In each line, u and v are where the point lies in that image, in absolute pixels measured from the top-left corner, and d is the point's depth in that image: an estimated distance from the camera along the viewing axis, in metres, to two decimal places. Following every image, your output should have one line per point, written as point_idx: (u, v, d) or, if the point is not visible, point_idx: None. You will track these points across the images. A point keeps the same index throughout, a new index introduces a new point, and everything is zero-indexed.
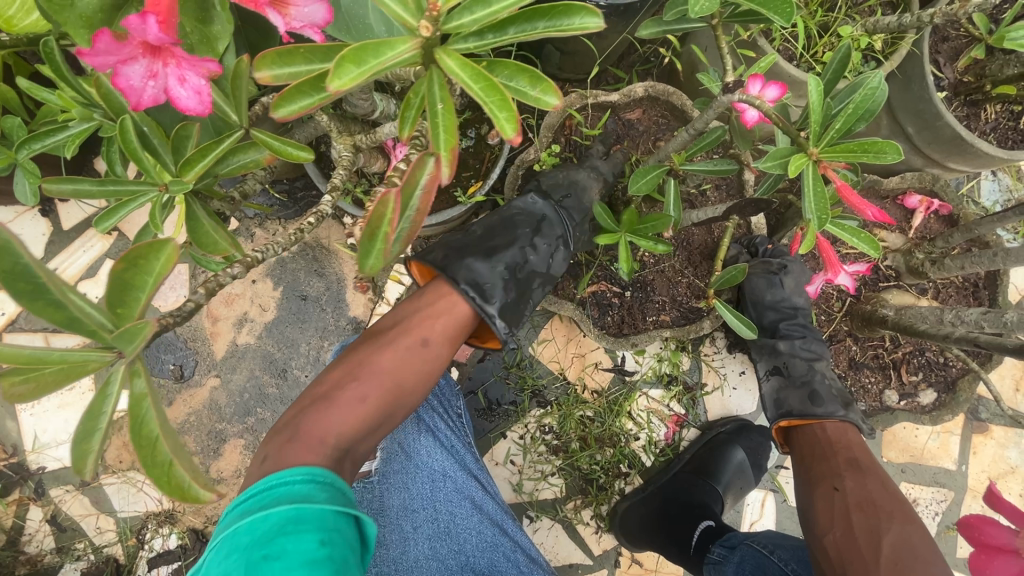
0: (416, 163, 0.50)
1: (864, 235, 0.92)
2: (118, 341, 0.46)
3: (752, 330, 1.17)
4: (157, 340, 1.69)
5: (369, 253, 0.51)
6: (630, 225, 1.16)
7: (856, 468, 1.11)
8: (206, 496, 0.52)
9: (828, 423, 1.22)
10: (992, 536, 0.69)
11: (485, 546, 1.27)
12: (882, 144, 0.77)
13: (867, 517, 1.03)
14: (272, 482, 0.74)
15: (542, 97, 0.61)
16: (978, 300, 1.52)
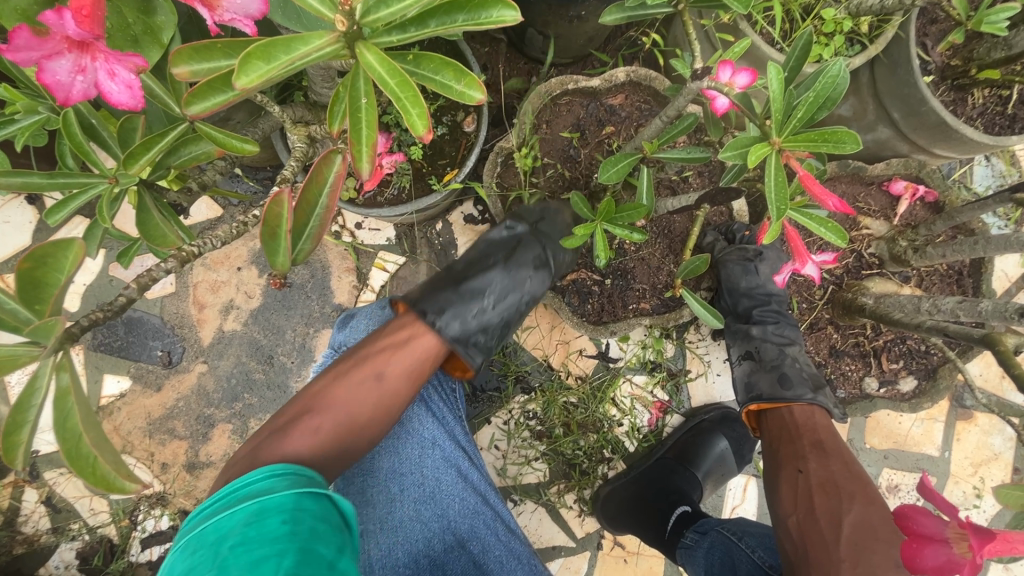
0: (324, 161, 0.68)
1: (830, 225, 0.91)
2: (34, 333, 0.55)
3: (716, 319, 1.17)
4: (145, 327, 1.72)
5: (276, 250, 0.67)
6: (606, 213, 1.15)
7: (820, 450, 1.12)
8: (126, 487, 0.61)
9: (797, 406, 1.23)
10: (924, 526, 0.70)
11: (467, 512, 1.26)
12: (842, 134, 0.76)
13: (828, 499, 1.04)
14: (234, 487, 0.70)
15: (465, 92, 0.60)
16: (961, 288, 1.51)
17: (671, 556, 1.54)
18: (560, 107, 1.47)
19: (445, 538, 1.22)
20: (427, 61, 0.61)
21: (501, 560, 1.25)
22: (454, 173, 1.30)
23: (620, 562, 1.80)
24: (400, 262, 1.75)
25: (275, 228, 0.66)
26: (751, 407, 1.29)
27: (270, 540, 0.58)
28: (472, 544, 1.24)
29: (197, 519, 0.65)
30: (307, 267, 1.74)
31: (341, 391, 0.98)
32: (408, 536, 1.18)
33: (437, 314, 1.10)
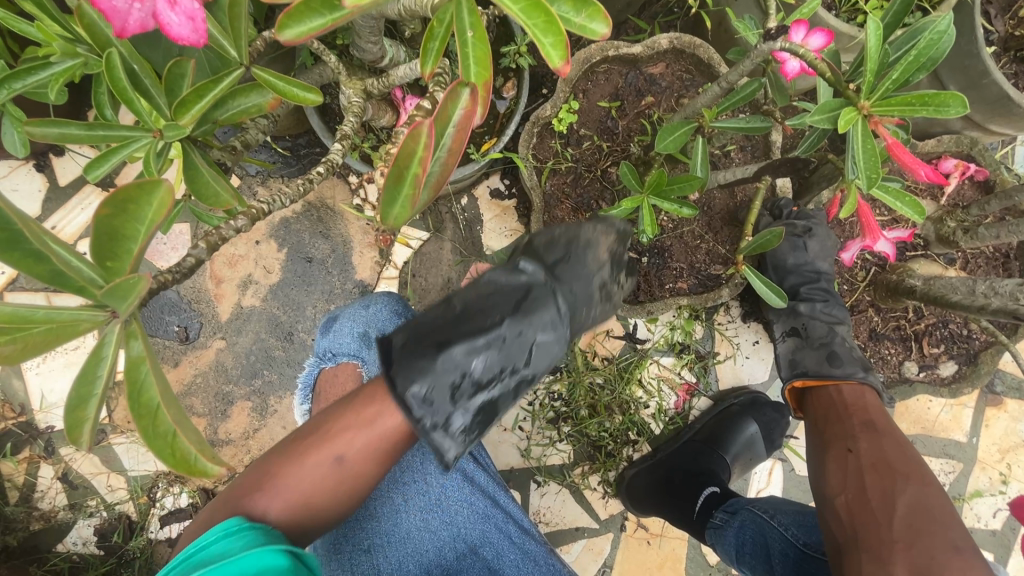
0: (448, 95, 0.48)
1: (908, 199, 0.86)
2: (110, 299, 0.43)
3: (781, 298, 1.10)
4: (161, 301, 1.66)
5: (393, 200, 0.48)
6: (655, 186, 1.08)
7: (871, 430, 1.10)
8: (214, 471, 0.50)
9: (845, 385, 1.20)
10: None
11: (476, 517, 1.23)
12: (945, 96, 0.70)
13: (880, 479, 1.01)
14: (187, 549, 0.67)
15: (588, 25, 0.56)
16: (1007, 271, 1.47)
17: (699, 536, 1.53)
18: (597, 76, 1.40)
19: (456, 545, 1.19)
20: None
21: (516, 565, 1.22)
22: (492, 142, 1.23)
23: (643, 544, 1.79)
24: (423, 238, 1.69)
25: (398, 171, 0.46)
26: (795, 383, 1.29)
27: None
28: (483, 550, 1.21)
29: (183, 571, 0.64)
30: (328, 242, 1.68)
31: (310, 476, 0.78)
32: (418, 547, 1.16)
33: None
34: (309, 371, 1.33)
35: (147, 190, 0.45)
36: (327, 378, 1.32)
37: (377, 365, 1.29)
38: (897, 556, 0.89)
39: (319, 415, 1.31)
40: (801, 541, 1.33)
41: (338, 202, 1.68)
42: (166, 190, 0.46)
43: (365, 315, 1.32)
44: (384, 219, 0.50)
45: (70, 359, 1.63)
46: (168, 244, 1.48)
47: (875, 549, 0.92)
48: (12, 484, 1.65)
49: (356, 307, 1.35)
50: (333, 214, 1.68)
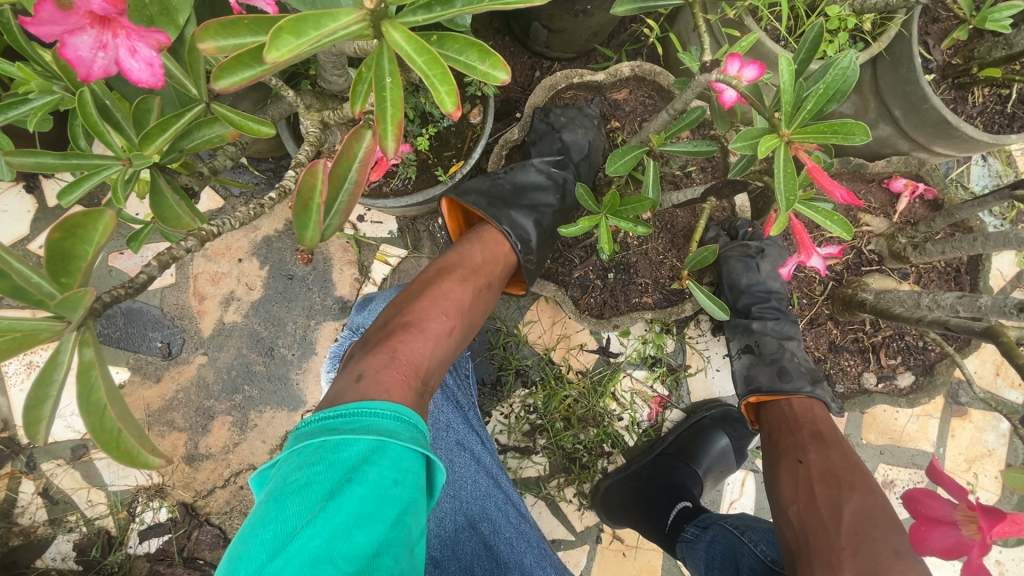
0: (352, 137, 0.61)
1: (836, 219, 0.92)
2: (62, 310, 0.52)
3: (724, 311, 1.14)
4: (144, 318, 1.71)
5: (306, 224, 0.61)
6: (611, 207, 1.14)
7: (820, 441, 1.08)
8: (155, 462, 0.61)
9: (796, 399, 1.20)
10: (933, 509, 0.76)
11: (479, 494, 1.26)
12: (852, 125, 0.77)
13: (828, 489, 1.00)
14: (364, 408, 0.79)
15: (491, 72, 0.62)
16: (959, 285, 1.54)
17: (669, 550, 1.51)
18: (564, 101, 1.48)
19: (457, 518, 1.19)
20: (454, 40, 0.63)
21: (511, 543, 1.24)
22: (461, 165, 1.25)
23: (619, 555, 1.81)
24: (401, 256, 1.75)
25: (302, 205, 0.60)
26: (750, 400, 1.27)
27: (381, 500, 0.72)
28: (482, 526, 1.21)
29: (324, 429, 0.75)
30: (309, 259, 1.74)
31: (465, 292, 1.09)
32: None
33: (511, 222, 1.23)
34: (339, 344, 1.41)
35: (93, 218, 0.55)
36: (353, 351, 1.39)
37: None
38: (845, 561, 0.90)
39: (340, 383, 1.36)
40: (769, 557, 1.27)
41: None
42: (111, 216, 0.56)
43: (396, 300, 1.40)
44: (304, 240, 0.62)
45: None
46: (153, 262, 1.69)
47: (822, 555, 0.92)
48: None
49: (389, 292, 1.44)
50: None
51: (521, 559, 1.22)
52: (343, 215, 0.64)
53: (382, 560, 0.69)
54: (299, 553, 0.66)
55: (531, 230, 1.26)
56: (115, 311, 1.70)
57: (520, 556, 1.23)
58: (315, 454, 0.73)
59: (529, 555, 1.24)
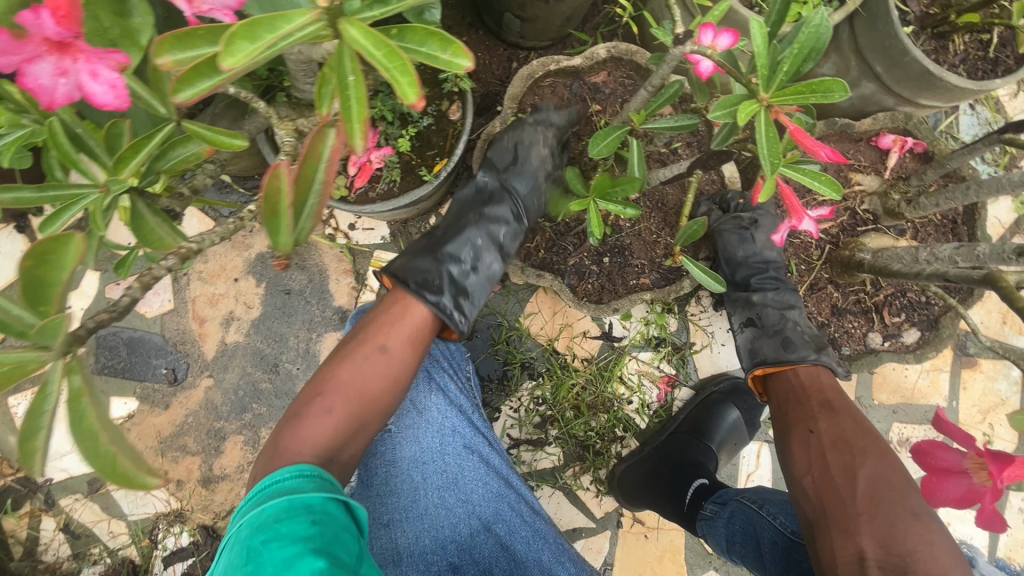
0: (315, 136, 0.63)
1: (824, 179, 0.91)
2: (43, 336, 0.57)
3: (718, 286, 1.14)
4: (146, 346, 1.71)
5: (278, 227, 0.64)
6: (599, 190, 1.12)
7: (830, 409, 1.07)
8: (149, 480, 0.65)
9: (801, 367, 1.18)
10: (942, 460, 0.75)
11: (490, 496, 1.29)
12: (830, 82, 0.76)
13: (841, 455, 1.00)
14: (267, 484, 0.87)
15: (453, 60, 0.62)
16: (956, 236, 1.53)
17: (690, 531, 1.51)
18: (543, 89, 1.47)
19: (471, 522, 1.24)
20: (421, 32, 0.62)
21: (527, 542, 1.26)
22: (444, 163, 1.24)
23: (641, 538, 1.82)
24: None
25: (270, 216, 0.63)
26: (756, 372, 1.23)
27: (302, 537, 0.74)
28: (497, 527, 1.26)
29: (234, 517, 0.83)
30: (304, 273, 1.74)
31: (354, 374, 1.09)
32: (435, 522, 1.21)
33: (416, 275, 1.23)
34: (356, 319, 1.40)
35: (62, 244, 0.59)
36: None
37: None
38: (864, 527, 0.90)
39: None
40: (789, 529, 1.28)
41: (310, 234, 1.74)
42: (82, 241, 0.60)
43: None
44: (278, 245, 0.66)
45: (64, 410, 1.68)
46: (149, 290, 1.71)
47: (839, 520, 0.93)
48: (15, 540, 1.68)
49: None
50: (306, 245, 1.74)
51: (539, 557, 1.25)
52: (315, 218, 0.66)
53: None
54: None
55: (440, 277, 1.24)
56: (117, 342, 1.70)
57: (538, 553, 1.26)
58: (236, 534, 0.79)
59: (546, 552, 1.26)
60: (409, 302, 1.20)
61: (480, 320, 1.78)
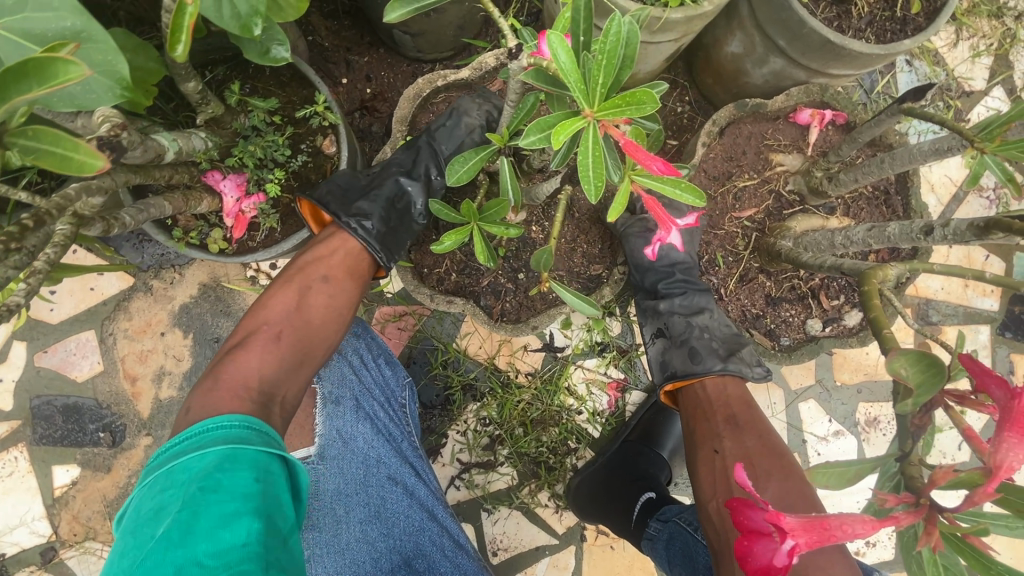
0: None
1: (684, 186, 0.82)
2: None
3: (593, 309, 1.07)
4: (80, 411, 1.69)
5: None
6: (473, 215, 1.06)
7: (734, 428, 1.08)
8: None
9: (708, 380, 1.19)
10: (752, 519, 0.57)
11: (412, 530, 1.29)
12: (644, 93, 0.68)
13: (742, 478, 0.99)
14: (210, 426, 0.84)
15: (85, 163, 0.60)
16: (891, 208, 1.44)
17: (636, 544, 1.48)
18: (436, 105, 1.40)
19: (392, 557, 1.23)
20: (47, 132, 0.59)
21: None
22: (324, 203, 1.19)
23: (607, 549, 1.77)
24: None
25: None
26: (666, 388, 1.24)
27: (244, 494, 0.73)
28: (416, 562, 1.26)
29: (170, 456, 0.79)
30: (230, 319, 1.70)
31: (298, 299, 1.08)
32: (356, 558, 1.18)
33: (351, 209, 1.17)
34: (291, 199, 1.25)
35: None
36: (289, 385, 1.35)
37: (333, 381, 1.37)
38: None
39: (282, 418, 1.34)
40: None
41: (232, 279, 1.70)
42: None
43: None
44: None
45: (6, 485, 1.67)
46: (77, 354, 1.69)
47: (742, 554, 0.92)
48: None
49: None
50: (229, 290, 1.70)
51: None
52: None
53: (253, 548, 0.68)
54: (163, 566, 0.64)
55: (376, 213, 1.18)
56: (52, 411, 1.68)
57: None
58: (171, 473, 0.76)
59: None
60: (343, 235, 1.17)
61: (416, 346, 1.73)
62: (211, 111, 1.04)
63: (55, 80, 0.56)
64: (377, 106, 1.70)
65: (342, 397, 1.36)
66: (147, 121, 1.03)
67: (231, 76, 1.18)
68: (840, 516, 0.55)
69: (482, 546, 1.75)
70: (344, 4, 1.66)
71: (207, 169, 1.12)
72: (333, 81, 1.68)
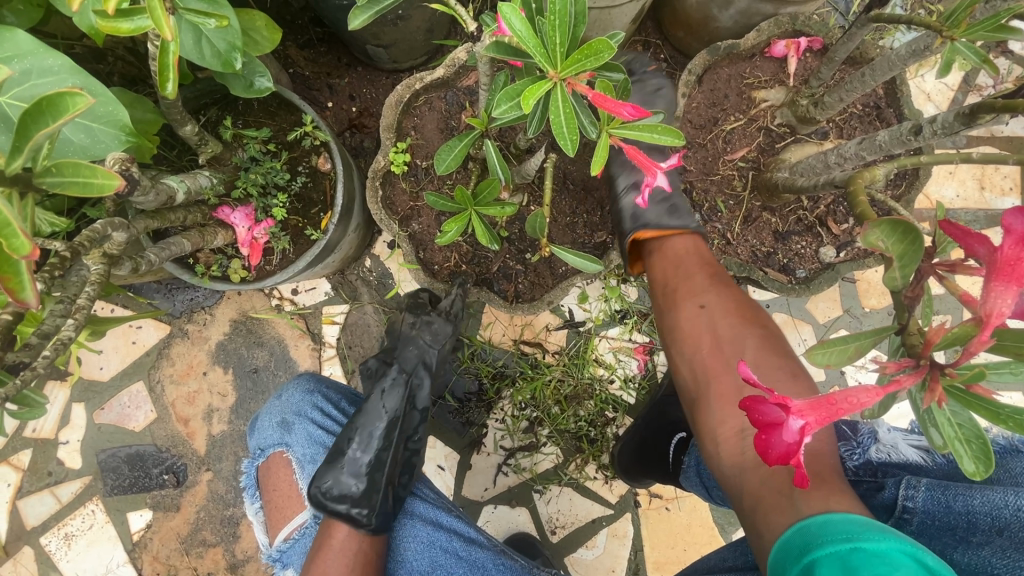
0: None
1: (661, 129, 0.85)
2: None
3: (596, 263, 1.11)
4: (142, 458, 1.79)
5: None
6: (467, 200, 1.11)
7: (714, 283, 1.20)
8: None
9: (678, 240, 1.29)
10: (765, 414, 0.59)
11: (423, 547, 1.43)
12: (598, 43, 0.70)
13: (729, 323, 1.13)
14: None
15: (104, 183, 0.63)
16: (884, 121, 1.42)
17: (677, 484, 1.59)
18: (419, 108, 1.42)
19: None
20: (66, 165, 0.63)
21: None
22: (328, 217, 1.25)
23: (662, 511, 1.78)
24: (345, 310, 1.77)
25: None
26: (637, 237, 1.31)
27: None
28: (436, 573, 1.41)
29: None
30: (264, 348, 1.78)
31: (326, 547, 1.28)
32: None
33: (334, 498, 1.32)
34: (248, 470, 1.53)
35: None
36: (265, 470, 1.53)
37: (301, 444, 1.49)
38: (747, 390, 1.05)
39: (272, 505, 1.51)
40: None
41: (259, 310, 1.78)
42: None
43: (279, 405, 1.53)
44: None
45: (89, 537, 1.78)
46: (131, 406, 1.79)
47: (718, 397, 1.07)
48: None
49: (271, 401, 1.55)
50: (259, 322, 1.78)
51: None
52: None
53: None
54: None
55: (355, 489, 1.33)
56: (118, 462, 1.78)
57: None
58: None
59: None
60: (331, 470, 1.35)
61: None
62: (212, 149, 1.10)
63: (68, 113, 0.59)
64: (366, 122, 1.76)
65: (316, 455, 1.49)
66: (155, 169, 1.11)
67: (223, 115, 1.25)
68: (842, 390, 0.59)
69: (539, 527, 1.79)
70: (317, 31, 1.72)
71: (217, 205, 1.18)
72: (319, 106, 1.75)
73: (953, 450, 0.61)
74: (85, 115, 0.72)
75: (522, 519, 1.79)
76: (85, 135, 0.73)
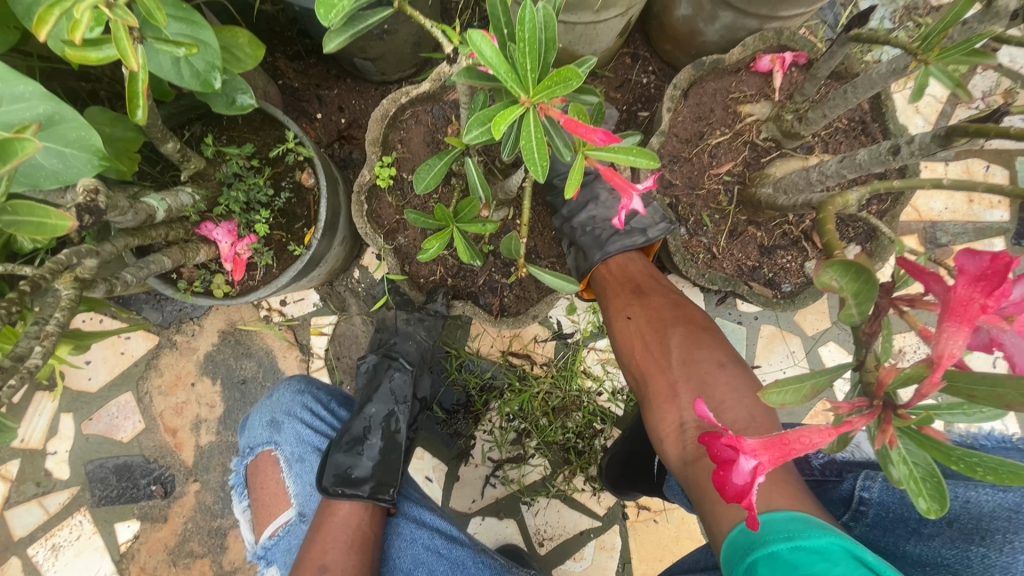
0: None
1: (636, 151, 0.85)
2: None
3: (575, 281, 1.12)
4: (130, 468, 1.79)
5: None
6: (448, 217, 1.11)
7: (640, 294, 1.33)
8: None
9: (609, 261, 1.41)
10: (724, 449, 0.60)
11: (406, 545, 1.46)
12: (567, 71, 0.71)
13: (654, 332, 1.24)
14: None
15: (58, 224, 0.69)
16: (870, 136, 1.42)
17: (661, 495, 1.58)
18: (404, 121, 1.42)
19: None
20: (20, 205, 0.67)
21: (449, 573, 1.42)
22: (312, 232, 1.25)
23: (650, 524, 1.78)
24: (334, 322, 1.77)
25: None
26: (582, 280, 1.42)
27: None
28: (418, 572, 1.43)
29: None
30: (252, 359, 1.78)
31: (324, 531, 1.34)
32: None
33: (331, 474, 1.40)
34: (237, 469, 1.53)
35: None
36: (253, 469, 1.53)
37: (291, 443, 1.52)
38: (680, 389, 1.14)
39: (257, 505, 1.51)
40: None
41: (247, 321, 1.78)
42: None
43: (269, 405, 1.53)
44: None
45: (76, 547, 1.77)
46: (120, 416, 1.79)
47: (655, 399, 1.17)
48: None
49: (262, 401, 1.56)
50: (247, 333, 1.79)
51: None
52: None
53: None
54: None
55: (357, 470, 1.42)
56: (106, 473, 1.78)
57: None
58: None
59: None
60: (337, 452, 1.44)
61: None
62: (193, 166, 1.10)
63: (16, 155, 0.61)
64: (354, 134, 1.77)
65: (304, 454, 1.52)
66: (137, 186, 1.11)
67: (207, 131, 1.25)
68: (798, 429, 0.58)
69: (527, 539, 1.78)
70: (306, 43, 1.72)
71: (199, 221, 1.18)
72: (309, 118, 1.75)
73: (907, 488, 0.60)
74: (53, 140, 0.72)
75: (510, 531, 1.78)
76: (58, 160, 0.73)
